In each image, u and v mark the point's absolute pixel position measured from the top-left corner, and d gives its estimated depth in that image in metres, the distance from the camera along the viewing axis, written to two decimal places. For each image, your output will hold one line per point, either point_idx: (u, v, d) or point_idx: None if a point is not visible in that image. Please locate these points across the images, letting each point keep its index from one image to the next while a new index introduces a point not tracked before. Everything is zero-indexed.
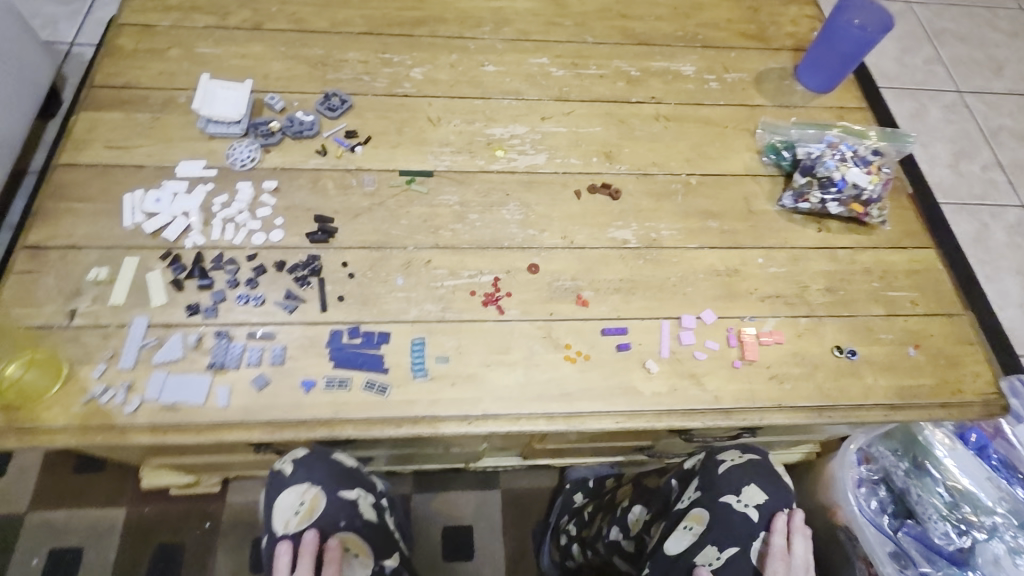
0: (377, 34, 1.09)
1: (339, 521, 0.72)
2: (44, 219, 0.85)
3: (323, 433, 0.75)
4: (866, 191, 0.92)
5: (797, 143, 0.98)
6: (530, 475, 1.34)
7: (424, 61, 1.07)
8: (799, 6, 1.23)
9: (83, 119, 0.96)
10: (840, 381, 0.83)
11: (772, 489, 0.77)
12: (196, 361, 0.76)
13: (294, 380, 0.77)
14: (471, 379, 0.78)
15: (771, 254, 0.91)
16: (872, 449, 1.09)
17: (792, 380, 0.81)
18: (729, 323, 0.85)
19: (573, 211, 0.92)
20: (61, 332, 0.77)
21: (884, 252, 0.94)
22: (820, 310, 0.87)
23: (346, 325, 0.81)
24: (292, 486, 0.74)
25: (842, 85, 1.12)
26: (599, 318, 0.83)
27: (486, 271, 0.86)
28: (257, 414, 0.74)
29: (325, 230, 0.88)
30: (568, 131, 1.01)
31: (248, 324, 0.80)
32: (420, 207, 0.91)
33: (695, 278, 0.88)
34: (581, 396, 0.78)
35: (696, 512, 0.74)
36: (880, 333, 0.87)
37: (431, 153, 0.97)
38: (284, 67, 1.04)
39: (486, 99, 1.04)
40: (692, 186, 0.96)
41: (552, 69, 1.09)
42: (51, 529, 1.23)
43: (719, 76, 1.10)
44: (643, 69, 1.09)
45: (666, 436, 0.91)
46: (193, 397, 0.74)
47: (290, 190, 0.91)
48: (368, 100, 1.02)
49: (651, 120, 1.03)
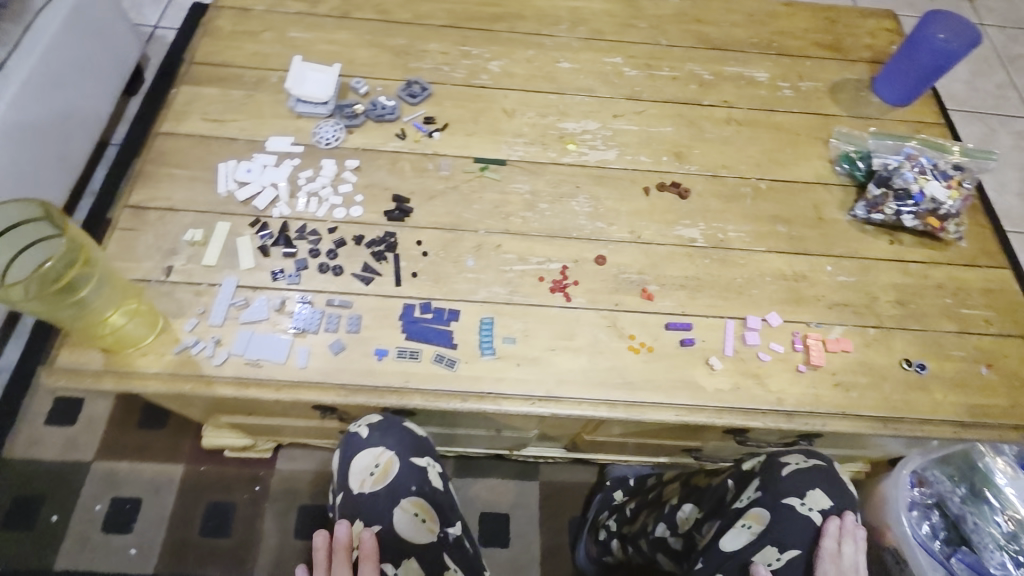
0: (457, 27, 1.13)
1: (410, 485, 0.78)
2: (146, 182, 0.92)
3: (393, 400, 0.78)
4: (944, 205, 0.91)
5: (873, 153, 0.97)
6: (571, 468, 1.30)
7: (501, 55, 1.10)
8: (878, 19, 1.21)
9: (182, 92, 1.02)
10: (906, 394, 0.82)
11: (836, 495, 0.77)
12: (278, 323, 0.82)
13: (367, 348, 0.81)
14: (536, 361, 0.80)
15: (841, 262, 0.90)
16: (926, 472, 1.03)
17: (858, 389, 0.81)
18: (795, 327, 0.85)
19: (642, 207, 0.94)
20: (158, 286, 0.83)
21: (959, 269, 0.92)
22: (889, 322, 0.86)
23: (418, 300, 0.84)
24: (368, 448, 0.79)
25: (920, 100, 1.11)
26: (664, 312, 0.85)
27: (554, 259, 0.88)
28: (333, 377, 0.79)
29: (402, 209, 0.92)
30: (640, 130, 1.02)
31: (327, 292, 0.85)
32: (493, 193, 0.94)
33: (761, 280, 0.88)
34: (644, 387, 0.79)
35: (755, 512, 0.74)
36: (951, 350, 0.85)
37: (505, 143, 1.00)
38: (368, 54, 1.09)
39: (560, 95, 1.06)
40: (762, 190, 0.97)
41: (626, 69, 1.09)
42: (114, 478, 1.21)
43: (793, 84, 1.09)
44: (717, 73, 1.09)
45: (717, 437, 0.92)
46: (275, 355, 0.80)
47: (371, 169, 0.96)
48: (446, 89, 1.06)
49: (723, 124, 1.04)
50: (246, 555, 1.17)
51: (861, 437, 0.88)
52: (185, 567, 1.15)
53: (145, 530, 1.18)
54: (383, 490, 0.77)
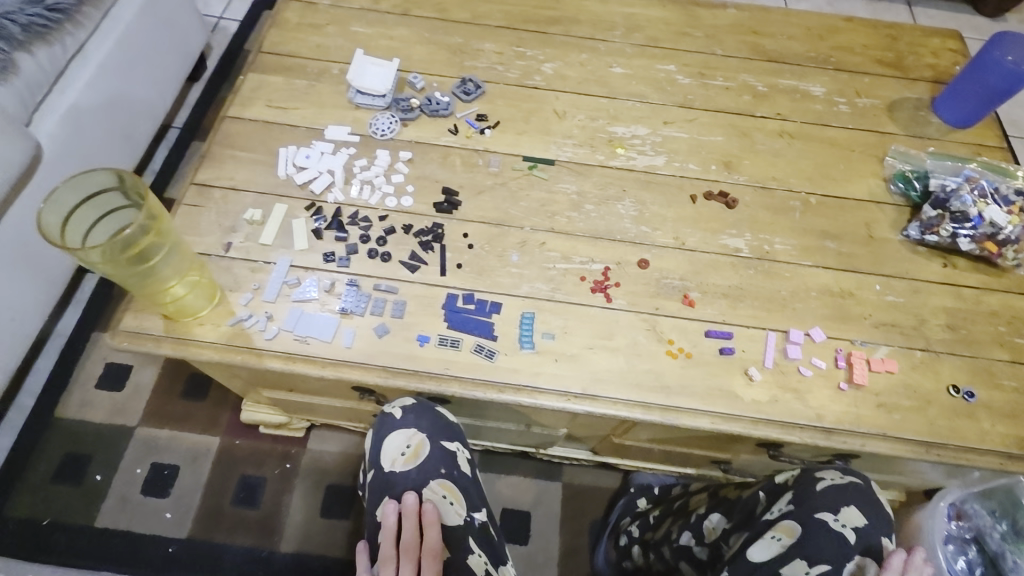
0: (513, 29, 1.15)
1: (439, 468, 0.80)
2: (212, 161, 0.96)
3: (432, 386, 0.80)
4: (1005, 230, 0.88)
5: (930, 175, 0.95)
6: (594, 472, 1.30)
7: (555, 58, 1.12)
8: (942, 39, 1.18)
9: (249, 79, 1.07)
10: (952, 420, 0.80)
11: (872, 515, 0.75)
12: (327, 303, 0.85)
13: (410, 334, 0.83)
14: (574, 359, 0.81)
15: (890, 282, 0.89)
16: (965, 505, 0.99)
17: (901, 412, 0.80)
18: (839, 344, 0.83)
19: (688, 215, 0.94)
20: (218, 260, 0.87)
21: (1015, 297, 0.89)
22: (937, 346, 0.84)
23: (461, 291, 0.86)
24: (401, 429, 0.81)
25: (983, 122, 1.08)
26: (704, 320, 0.85)
27: (597, 260, 0.89)
28: (376, 359, 0.82)
29: (451, 202, 0.94)
30: (690, 137, 1.02)
31: (374, 277, 0.87)
32: (540, 192, 0.96)
33: (806, 295, 0.87)
34: (680, 392, 0.80)
35: (786, 524, 0.73)
36: (1002, 379, 0.83)
37: (554, 144, 1.01)
38: (426, 50, 1.12)
39: (611, 99, 1.07)
40: (812, 204, 0.96)
41: (679, 77, 1.10)
42: (155, 445, 1.27)
43: (850, 100, 1.08)
44: (772, 85, 1.09)
45: (750, 450, 0.91)
46: (323, 334, 0.83)
47: (423, 162, 0.98)
48: (500, 88, 1.08)
49: (775, 136, 1.03)
50: (274, 527, 1.21)
51: (899, 462, 0.86)
52: (217, 535, 1.19)
53: (180, 496, 1.22)
54: (414, 470, 0.80)
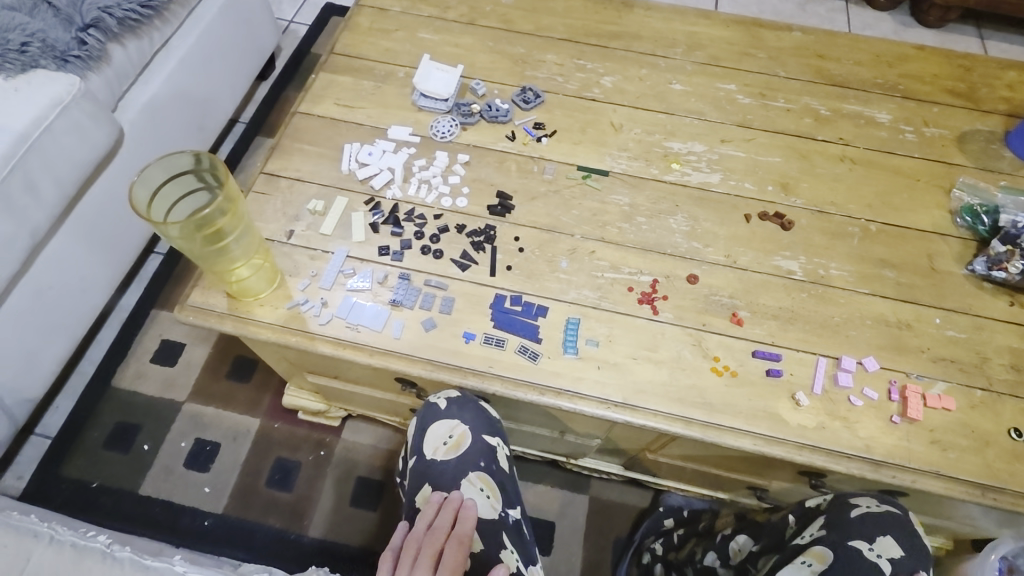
0: (575, 42, 1.17)
1: (479, 460, 0.81)
2: (281, 153, 1.01)
3: (475, 382, 0.82)
4: None
5: (1001, 209, 0.92)
6: (622, 488, 1.28)
7: (614, 72, 1.13)
8: (1019, 71, 1.14)
9: (320, 78, 1.12)
10: (1012, 465, 0.76)
11: (910, 547, 0.71)
12: (380, 295, 0.88)
13: (457, 330, 0.85)
14: (617, 368, 0.82)
15: (951, 316, 0.86)
16: None
17: (957, 451, 0.77)
18: (893, 376, 0.81)
19: (741, 233, 0.93)
20: (280, 246, 0.92)
21: None
22: (1000, 386, 0.81)
23: (509, 293, 0.88)
24: (445, 418, 0.83)
25: None
26: (752, 339, 0.84)
27: (645, 272, 0.90)
28: (422, 352, 0.84)
29: (504, 206, 0.96)
30: (747, 157, 1.02)
31: (426, 273, 0.90)
32: (592, 201, 0.97)
33: (861, 323, 0.85)
34: (722, 410, 0.79)
35: (817, 550, 0.71)
36: None
37: (609, 155, 1.03)
38: (488, 59, 1.15)
39: (669, 114, 1.07)
40: (871, 232, 0.93)
41: (739, 96, 1.09)
42: (200, 421, 1.32)
43: (917, 128, 1.05)
44: (835, 109, 1.07)
45: (790, 476, 0.88)
46: (373, 323, 0.86)
47: (479, 165, 1.01)
48: (558, 99, 1.10)
49: (835, 160, 1.01)
50: (304, 511, 1.24)
51: (950, 504, 0.82)
52: (251, 513, 1.23)
53: (220, 472, 1.27)
54: (454, 459, 0.81)
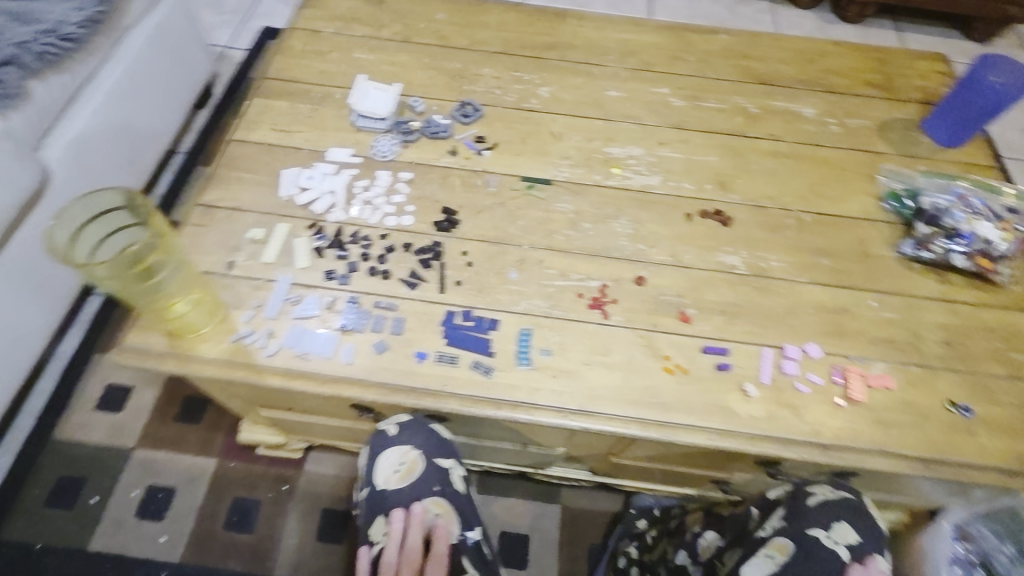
0: (511, 54, 1.18)
1: (433, 485, 0.81)
2: (217, 183, 0.98)
3: (430, 403, 0.80)
4: (997, 246, 0.90)
5: (922, 193, 0.98)
6: (593, 494, 1.28)
7: (551, 82, 1.15)
8: (929, 61, 1.21)
9: (254, 104, 1.10)
10: (951, 435, 0.80)
11: (866, 530, 0.73)
12: (328, 320, 0.86)
13: (409, 350, 0.83)
14: (572, 375, 0.82)
15: (885, 298, 0.89)
16: (970, 527, 0.97)
17: (900, 427, 0.80)
18: (836, 360, 0.84)
19: (683, 232, 0.95)
20: (220, 279, 0.89)
21: (1010, 312, 0.90)
22: (934, 361, 0.84)
23: (460, 308, 0.87)
24: (396, 446, 0.81)
25: (973, 141, 1.10)
26: (701, 335, 0.85)
27: (593, 277, 0.90)
28: (374, 376, 0.82)
29: (451, 221, 0.96)
30: (684, 157, 1.04)
31: (375, 294, 0.88)
32: (537, 211, 0.97)
33: (802, 311, 0.88)
34: (678, 408, 0.80)
35: (779, 542, 0.72)
36: (1000, 395, 0.83)
37: (551, 164, 1.03)
38: (426, 76, 1.15)
39: (607, 121, 1.09)
40: (806, 222, 0.97)
41: (672, 99, 1.12)
42: (152, 467, 1.26)
43: (840, 120, 1.10)
44: (764, 107, 1.11)
45: (747, 467, 0.90)
46: (322, 350, 0.83)
47: (423, 182, 1.00)
48: (498, 111, 1.10)
49: (767, 155, 1.05)
50: (268, 551, 1.20)
51: (900, 479, 0.86)
52: (211, 560, 1.18)
53: (175, 518, 1.21)
54: (407, 487, 0.80)
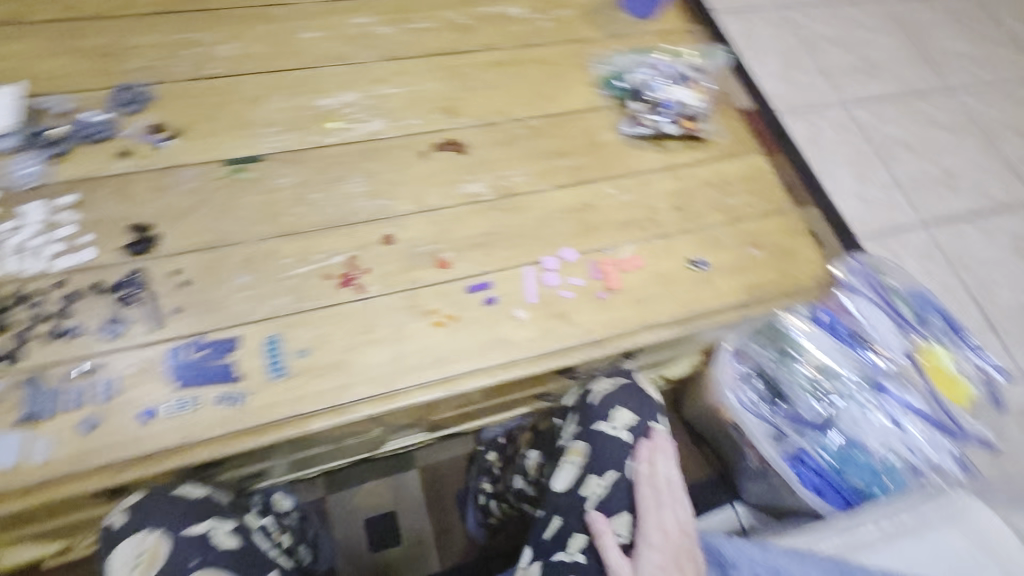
0: (168, 11, 0.96)
1: (186, 561, 0.70)
2: None
3: (181, 461, 0.69)
4: (691, 109, 1.01)
5: (626, 73, 1.03)
6: (446, 445, 1.28)
7: (230, 35, 0.96)
8: None
9: None
10: (694, 290, 0.88)
11: (640, 407, 0.87)
12: (10, 414, 0.67)
13: (134, 411, 0.69)
14: (338, 367, 0.75)
15: (620, 183, 0.94)
16: (747, 347, 1.08)
17: (652, 300, 0.86)
18: (590, 257, 0.87)
19: (420, 173, 0.89)
20: None
21: (720, 163, 0.99)
22: (670, 229, 0.92)
23: (188, 339, 0.74)
24: (126, 539, 0.70)
25: (666, 8, 1.15)
26: (463, 276, 0.82)
27: (337, 252, 0.81)
28: (97, 457, 0.67)
29: (147, 240, 0.78)
30: (403, 91, 0.96)
31: (70, 360, 0.71)
32: (254, 196, 0.84)
33: (552, 219, 0.89)
34: (457, 359, 0.78)
35: (576, 447, 0.84)
36: (726, 242, 0.93)
37: (256, 137, 0.88)
38: (58, 62, 0.89)
39: (309, 69, 0.95)
40: (537, 129, 0.96)
41: (376, 27, 1.01)
42: None
43: (547, 14, 1.08)
44: (472, 16, 1.05)
45: (554, 377, 0.93)
46: (14, 454, 0.66)
47: (94, 201, 0.80)
48: (171, 87, 0.90)
49: (486, 68, 1.00)
50: None
51: (672, 340, 0.95)
52: None
53: None
54: None
